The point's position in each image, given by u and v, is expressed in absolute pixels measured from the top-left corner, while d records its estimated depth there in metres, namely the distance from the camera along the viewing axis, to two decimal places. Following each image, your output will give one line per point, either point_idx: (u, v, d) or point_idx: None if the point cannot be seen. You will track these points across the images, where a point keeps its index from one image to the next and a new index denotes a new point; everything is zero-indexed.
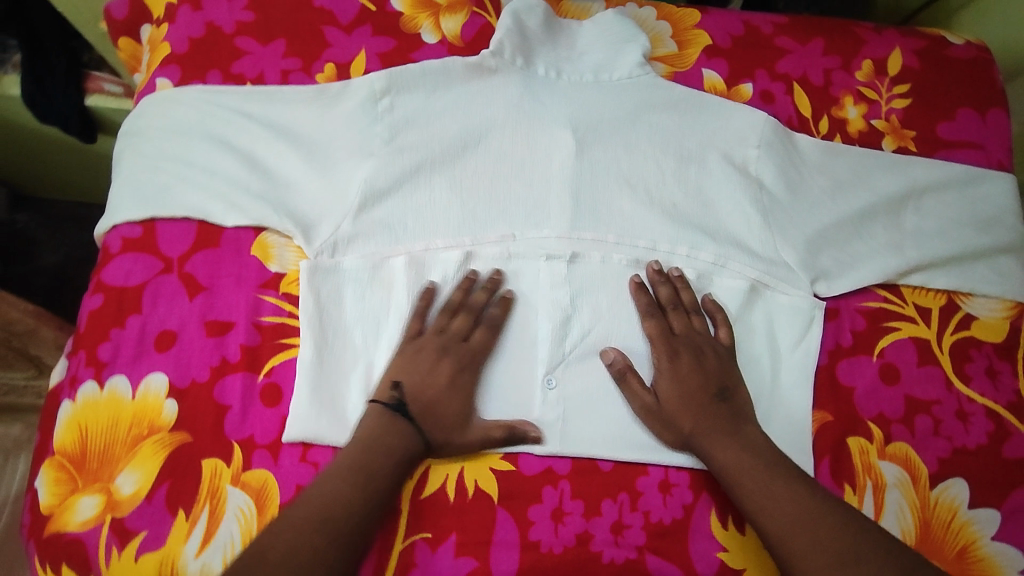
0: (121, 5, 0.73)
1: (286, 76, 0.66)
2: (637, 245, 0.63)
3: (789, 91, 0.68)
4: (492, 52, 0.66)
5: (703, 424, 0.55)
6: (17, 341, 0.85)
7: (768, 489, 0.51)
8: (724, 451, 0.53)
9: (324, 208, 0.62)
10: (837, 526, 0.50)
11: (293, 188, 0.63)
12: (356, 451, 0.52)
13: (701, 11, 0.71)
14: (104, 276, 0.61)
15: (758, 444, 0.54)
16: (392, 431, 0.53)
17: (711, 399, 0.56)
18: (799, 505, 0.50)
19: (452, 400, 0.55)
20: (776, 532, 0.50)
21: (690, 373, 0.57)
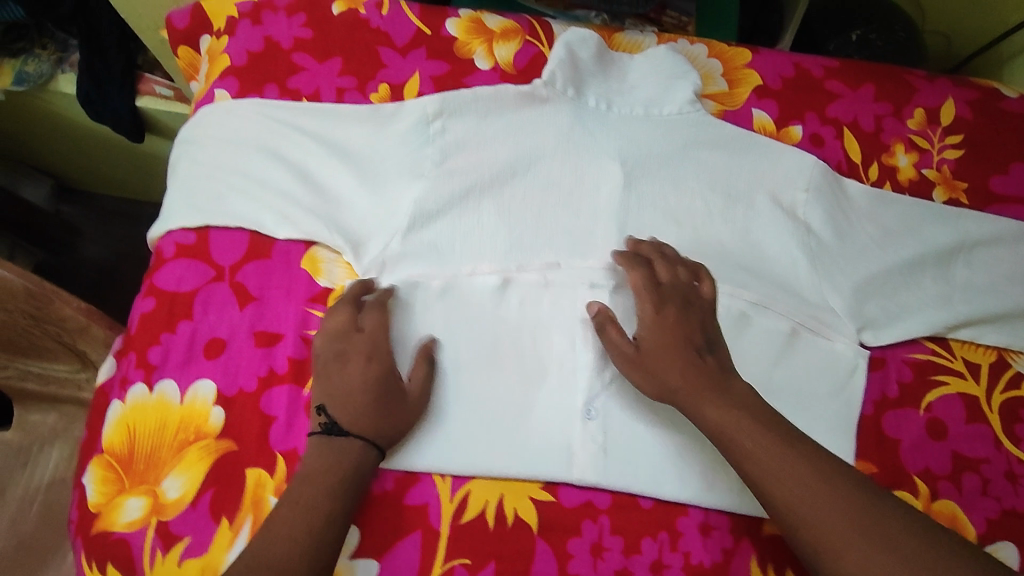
0: (184, 15, 0.74)
1: (340, 94, 0.67)
2: None
3: (839, 136, 0.68)
4: (544, 82, 0.66)
5: (695, 375, 0.54)
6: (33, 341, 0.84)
7: (770, 451, 0.50)
8: (722, 410, 0.52)
9: (372, 227, 0.62)
10: (846, 489, 0.48)
11: (341, 205, 0.63)
12: (302, 486, 0.51)
13: (752, 50, 0.71)
14: (156, 280, 0.61)
15: (752, 403, 0.53)
16: (329, 454, 0.52)
17: (697, 355, 0.55)
18: (803, 468, 0.49)
19: (373, 391, 0.55)
20: (783, 500, 0.49)
21: (678, 327, 0.56)
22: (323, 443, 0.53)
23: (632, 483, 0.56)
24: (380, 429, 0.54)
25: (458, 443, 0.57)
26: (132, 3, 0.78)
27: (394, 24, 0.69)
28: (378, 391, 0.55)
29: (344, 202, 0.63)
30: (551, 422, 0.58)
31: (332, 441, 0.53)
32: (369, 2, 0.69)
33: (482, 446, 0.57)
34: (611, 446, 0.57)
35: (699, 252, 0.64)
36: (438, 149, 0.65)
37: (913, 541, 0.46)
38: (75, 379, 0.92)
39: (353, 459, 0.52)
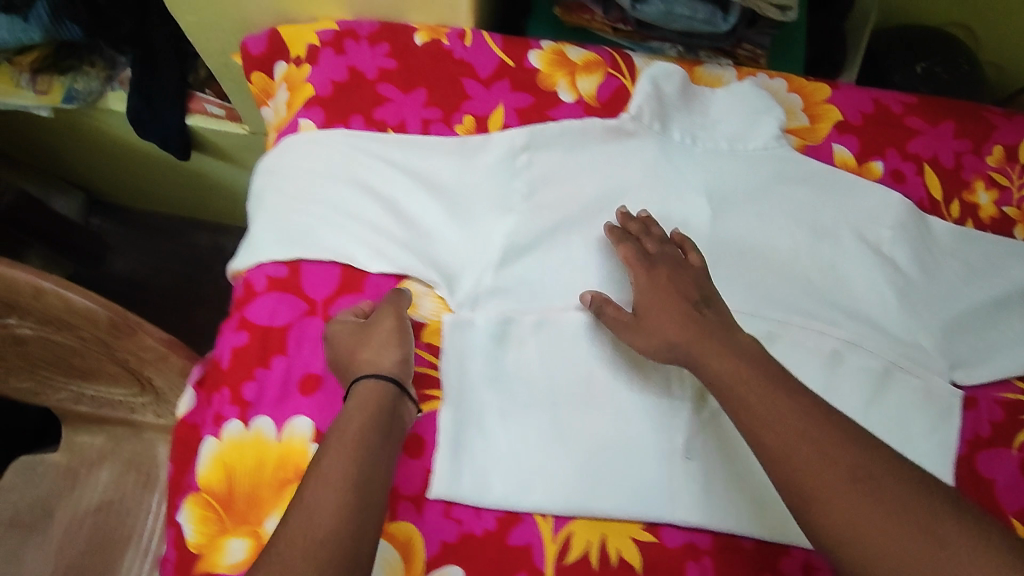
0: (260, 41, 0.72)
1: (426, 126, 0.66)
2: (772, 318, 0.63)
3: (919, 172, 0.69)
4: (632, 116, 0.66)
5: (687, 326, 0.56)
6: (68, 365, 0.82)
7: (769, 400, 0.50)
8: (722, 360, 0.53)
9: (463, 261, 0.63)
10: (840, 441, 0.48)
11: (433, 240, 0.63)
12: (337, 446, 0.50)
13: (831, 85, 0.71)
14: (249, 314, 0.61)
15: (751, 353, 0.54)
16: (354, 409, 0.52)
17: (689, 306, 0.57)
18: (800, 416, 0.49)
19: (364, 353, 0.56)
20: (776, 446, 0.49)
21: (670, 285, 0.58)
22: (349, 400, 0.53)
23: (734, 523, 0.57)
24: (385, 369, 0.55)
25: (560, 480, 0.57)
26: (203, 27, 0.77)
27: (477, 55, 0.68)
28: (380, 337, 0.56)
29: (435, 236, 0.64)
30: (649, 460, 0.59)
31: (353, 398, 0.53)
32: (451, 32, 0.69)
33: (580, 484, 0.57)
34: (710, 485, 0.58)
35: (787, 287, 0.65)
36: (526, 184, 0.65)
37: (908, 498, 0.45)
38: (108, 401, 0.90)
39: (384, 410, 0.52)
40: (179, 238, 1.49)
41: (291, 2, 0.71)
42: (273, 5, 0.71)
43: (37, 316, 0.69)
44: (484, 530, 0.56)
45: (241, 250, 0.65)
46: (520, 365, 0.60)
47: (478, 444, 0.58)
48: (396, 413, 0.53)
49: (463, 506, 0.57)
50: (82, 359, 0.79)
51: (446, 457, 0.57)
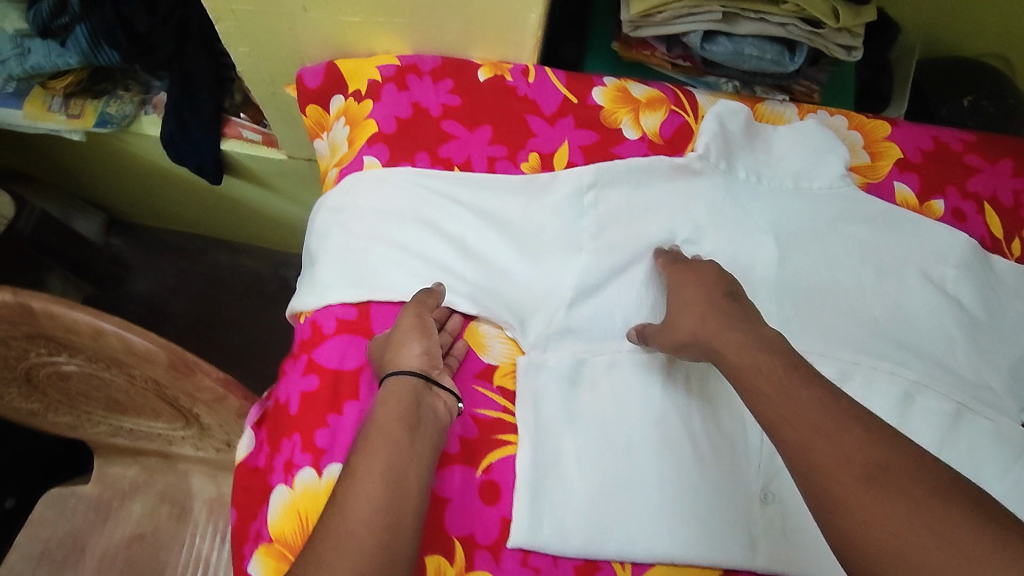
0: (316, 74, 0.72)
1: (492, 164, 0.66)
2: (841, 358, 0.63)
3: (980, 211, 0.69)
4: (700, 155, 0.66)
5: (706, 319, 0.55)
6: (105, 397, 0.79)
7: (795, 396, 0.48)
8: (753, 356, 0.51)
9: (533, 299, 0.62)
10: (865, 441, 0.45)
11: (502, 279, 0.63)
12: (370, 446, 0.50)
13: (891, 123, 0.72)
14: (317, 356, 0.60)
15: (773, 344, 0.52)
16: (383, 408, 0.52)
17: (717, 298, 0.56)
18: (823, 412, 0.46)
19: (394, 360, 0.55)
20: (798, 442, 0.46)
21: (693, 284, 0.58)
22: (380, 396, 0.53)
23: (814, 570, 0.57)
24: (409, 363, 0.55)
25: (639, 526, 0.57)
26: (255, 59, 0.76)
27: (541, 91, 0.68)
28: (406, 329, 0.56)
29: (503, 274, 0.63)
30: (726, 504, 0.58)
31: (379, 404, 0.53)
32: (515, 69, 0.69)
33: (655, 522, 0.57)
34: (790, 528, 0.58)
35: (855, 326, 0.65)
36: (594, 222, 0.64)
37: (929, 496, 0.41)
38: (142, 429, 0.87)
39: (413, 407, 0.52)
40: (194, 257, 1.44)
41: (350, 37, 0.70)
42: (331, 39, 0.71)
43: (86, 354, 0.66)
44: None
45: (306, 289, 0.64)
46: (594, 409, 0.60)
47: (555, 492, 0.57)
48: (427, 410, 0.53)
49: (542, 554, 0.56)
50: (122, 391, 0.76)
51: (525, 505, 0.56)
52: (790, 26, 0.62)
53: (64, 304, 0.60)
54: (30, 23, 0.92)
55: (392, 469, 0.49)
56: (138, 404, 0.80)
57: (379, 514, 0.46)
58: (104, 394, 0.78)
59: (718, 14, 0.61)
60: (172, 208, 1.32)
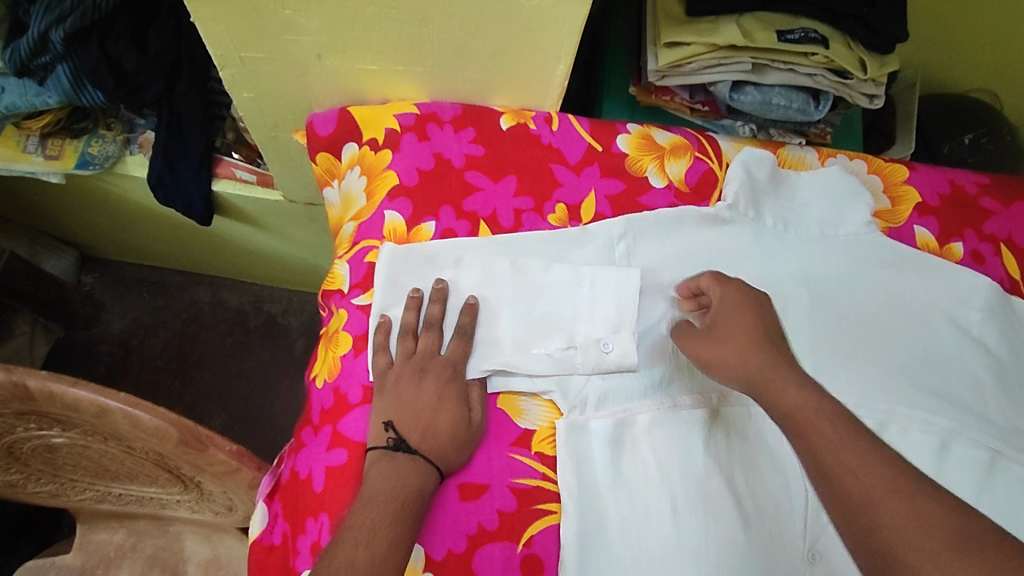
0: (329, 122, 0.70)
1: (518, 216, 0.64)
2: (877, 407, 0.62)
3: (997, 252, 0.70)
4: (728, 204, 0.65)
5: (754, 368, 0.50)
6: (91, 470, 0.71)
7: (842, 448, 0.43)
8: (802, 411, 0.46)
9: (580, 363, 0.59)
10: (913, 496, 0.40)
11: (546, 344, 0.60)
12: (378, 496, 0.50)
13: (908, 166, 0.73)
14: (341, 429, 0.56)
15: (820, 390, 0.47)
16: (392, 475, 0.51)
17: (766, 336, 0.51)
18: (866, 463, 0.42)
19: (441, 415, 0.54)
20: (849, 505, 0.41)
21: (738, 326, 0.52)
22: (382, 462, 0.52)
23: None
24: (438, 415, 0.54)
25: None
26: (260, 104, 0.74)
27: (565, 140, 0.68)
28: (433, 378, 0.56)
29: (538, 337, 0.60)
30: (772, 568, 0.55)
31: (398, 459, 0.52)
32: (538, 117, 0.68)
33: None
34: None
35: (887, 368, 0.63)
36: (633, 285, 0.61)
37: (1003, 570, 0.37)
38: (130, 499, 0.79)
39: (421, 474, 0.52)
40: (170, 291, 1.36)
41: (365, 84, 0.69)
42: (345, 86, 0.70)
43: (82, 428, 0.61)
44: None
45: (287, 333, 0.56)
46: (639, 472, 0.57)
47: (601, 563, 0.54)
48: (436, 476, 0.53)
49: None
50: (110, 462, 0.68)
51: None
52: (818, 76, 0.64)
53: (64, 381, 0.56)
54: (7, 62, 0.85)
55: (390, 531, 0.49)
56: (128, 475, 0.72)
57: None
58: (90, 467, 0.71)
59: (745, 65, 0.63)
60: (151, 246, 1.24)
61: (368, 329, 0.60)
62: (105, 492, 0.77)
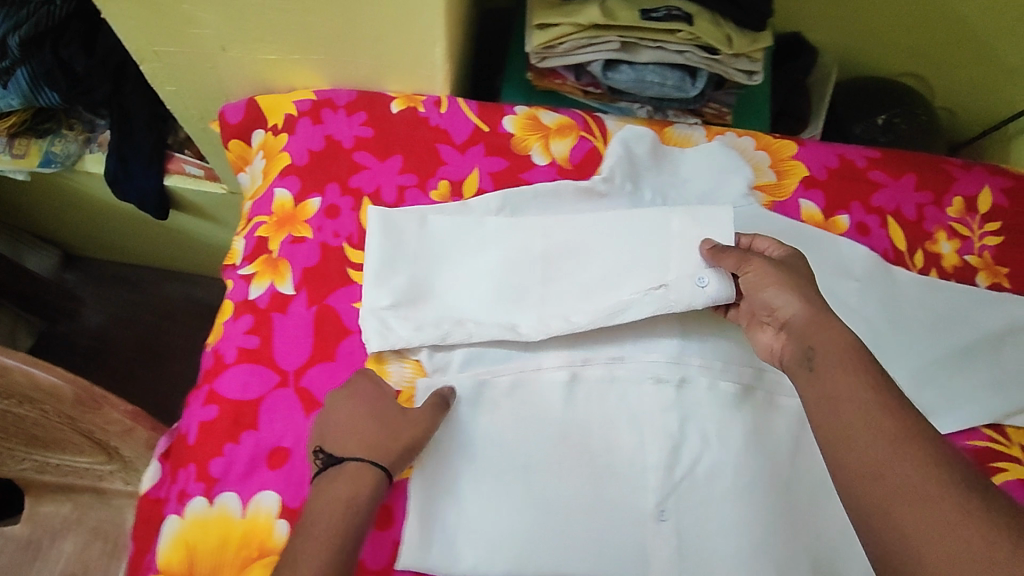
0: (238, 111, 0.75)
1: (402, 192, 0.68)
2: (744, 372, 0.63)
3: (883, 225, 0.71)
4: (604, 178, 0.68)
5: (793, 317, 0.54)
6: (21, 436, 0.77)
7: (865, 417, 0.45)
8: (839, 375, 0.48)
9: (676, 297, 0.60)
10: (922, 460, 0.42)
11: (551, 312, 0.63)
12: (316, 508, 0.50)
13: (798, 142, 0.74)
14: (218, 387, 0.60)
15: (859, 359, 0.49)
16: (323, 490, 0.51)
17: (813, 289, 0.55)
18: (881, 423, 0.45)
19: (367, 425, 0.55)
20: (863, 465, 0.44)
21: (777, 270, 0.56)
22: (316, 487, 0.52)
23: None
24: (362, 425, 0.55)
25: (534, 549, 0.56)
26: (183, 97, 0.79)
27: (452, 121, 0.71)
28: (355, 393, 0.57)
29: (614, 285, 0.64)
30: (618, 522, 0.58)
31: (331, 478, 0.52)
32: (427, 100, 0.71)
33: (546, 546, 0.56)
34: (685, 547, 0.57)
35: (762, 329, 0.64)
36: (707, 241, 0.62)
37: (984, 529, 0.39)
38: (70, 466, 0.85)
39: (351, 478, 0.52)
40: (145, 287, 1.44)
41: (270, 74, 0.73)
42: (253, 76, 0.74)
43: None
44: None
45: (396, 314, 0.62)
46: (496, 430, 0.60)
47: (448, 512, 0.57)
48: (375, 471, 0.53)
49: None
50: (34, 427, 0.74)
51: (414, 527, 0.56)
52: (689, 52, 0.65)
53: None
54: None
55: (330, 536, 0.48)
56: (56, 442, 0.78)
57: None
58: (20, 433, 0.76)
59: (614, 43, 0.65)
60: (124, 243, 1.32)
61: (249, 296, 0.64)
62: (44, 460, 0.83)
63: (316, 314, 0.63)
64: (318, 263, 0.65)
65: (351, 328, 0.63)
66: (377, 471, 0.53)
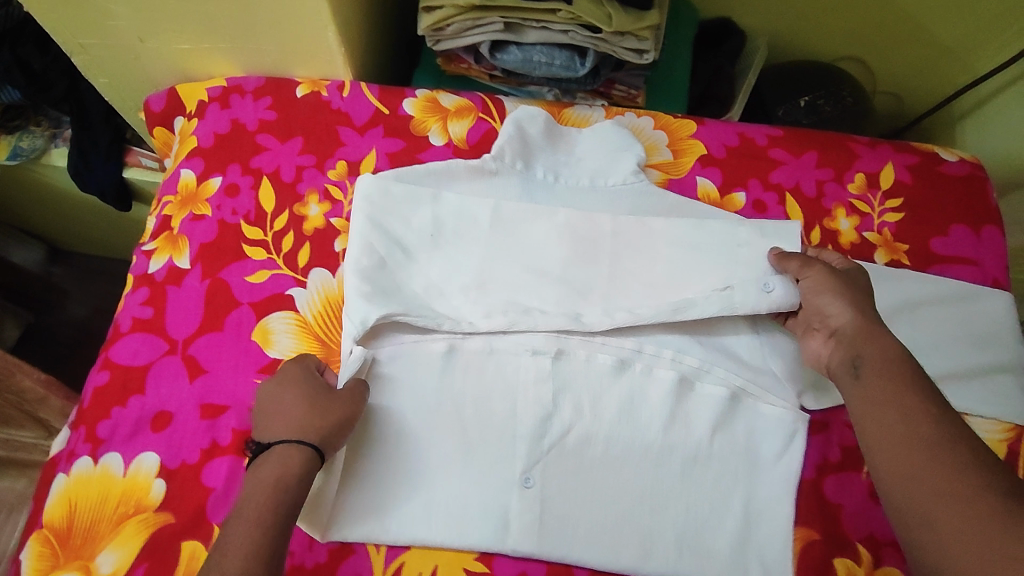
0: (161, 99, 0.79)
1: (300, 172, 0.70)
2: (622, 346, 0.64)
3: (781, 202, 0.70)
4: (494, 156, 0.69)
5: (844, 326, 0.57)
6: None
7: (903, 425, 0.50)
8: (883, 385, 0.52)
9: (741, 300, 0.61)
10: (954, 467, 0.46)
11: (613, 305, 0.65)
12: (244, 495, 0.51)
13: (698, 122, 0.74)
14: (112, 354, 0.63)
15: (906, 371, 0.53)
16: (253, 474, 0.52)
17: (865, 302, 0.58)
18: (918, 430, 0.49)
19: (295, 407, 0.55)
20: (903, 472, 0.48)
21: (834, 280, 0.59)
22: (248, 475, 0.53)
23: (567, 554, 0.57)
24: (291, 409, 0.55)
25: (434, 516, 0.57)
26: (117, 89, 0.83)
27: (354, 104, 0.73)
28: (287, 381, 0.58)
29: (680, 286, 0.65)
30: (486, 489, 0.59)
31: (261, 462, 0.53)
32: (331, 85, 0.74)
33: (453, 515, 0.58)
34: (547, 514, 0.58)
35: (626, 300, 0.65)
36: (774, 249, 0.65)
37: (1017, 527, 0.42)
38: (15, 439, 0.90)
39: (279, 459, 0.53)
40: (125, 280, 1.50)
41: (188, 63, 0.76)
42: (174, 65, 0.77)
43: None
44: (315, 563, 0.57)
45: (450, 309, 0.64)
46: (411, 408, 0.61)
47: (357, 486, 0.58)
48: (305, 451, 0.53)
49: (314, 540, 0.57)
50: None
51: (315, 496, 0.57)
52: (573, 32, 0.67)
53: None
54: None
55: (261, 514, 0.49)
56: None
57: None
58: None
59: (498, 25, 0.66)
60: (100, 236, 1.39)
61: (148, 270, 0.67)
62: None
63: (208, 287, 0.66)
64: (214, 239, 0.67)
65: (240, 299, 0.65)
66: (307, 451, 0.54)
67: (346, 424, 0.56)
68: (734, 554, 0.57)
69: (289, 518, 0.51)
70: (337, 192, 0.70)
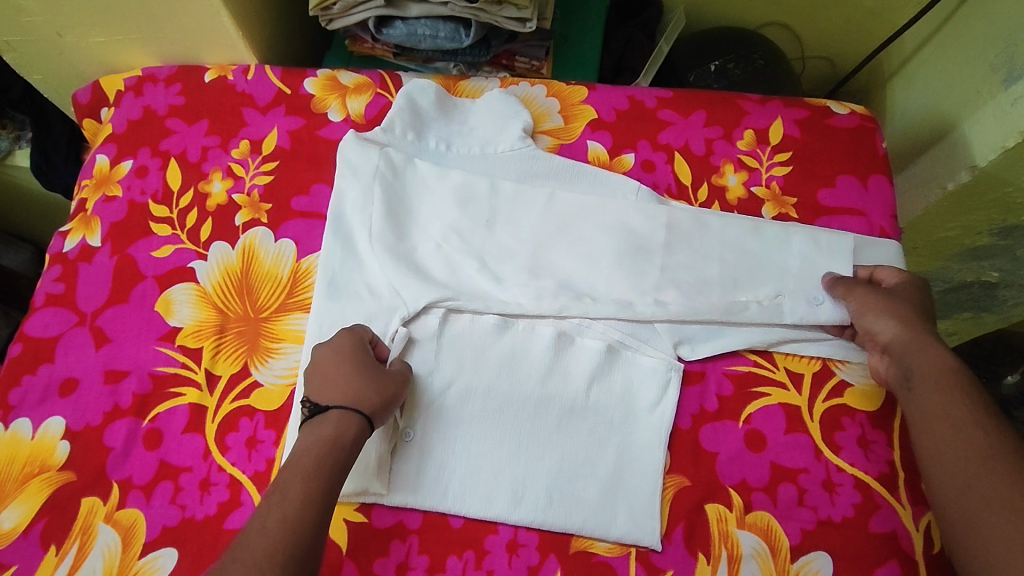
0: (86, 91, 0.83)
1: (205, 152, 0.74)
2: (503, 304, 0.64)
3: (670, 160, 0.71)
4: (385, 128, 0.71)
5: (894, 343, 0.59)
6: None
7: (954, 432, 0.53)
8: (937, 396, 0.55)
9: (791, 309, 0.63)
10: (993, 473, 0.50)
11: (657, 298, 0.65)
12: (301, 454, 0.52)
13: (590, 87, 0.75)
14: (27, 327, 0.68)
15: (957, 383, 0.56)
16: (311, 432, 0.54)
17: (912, 315, 0.60)
18: (965, 440, 0.52)
19: (349, 377, 0.56)
20: (949, 478, 0.52)
21: (881, 299, 0.61)
22: (304, 432, 0.54)
23: (439, 503, 0.59)
24: (348, 381, 0.56)
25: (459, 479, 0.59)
26: (51, 84, 0.88)
27: (257, 86, 0.76)
28: (340, 348, 0.58)
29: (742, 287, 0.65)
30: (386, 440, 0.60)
31: (315, 425, 0.54)
32: (237, 69, 0.77)
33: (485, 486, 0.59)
34: (424, 465, 0.60)
35: (520, 256, 0.67)
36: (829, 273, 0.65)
37: None
38: None
39: (337, 422, 0.54)
40: None
41: (108, 55, 0.81)
42: (95, 58, 0.82)
43: None
44: (204, 515, 0.59)
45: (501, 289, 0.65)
46: (451, 391, 0.62)
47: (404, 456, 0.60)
48: (358, 420, 0.55)
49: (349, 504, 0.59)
50: None
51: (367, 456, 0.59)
52: (451, 3, 0.69)
53: None
54: None
55: (318, 471, 0.51)
56: None
57: (306, 527, 0.48)
58: None
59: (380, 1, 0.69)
60: None
61: (63, 249, 0.71)
62: None
63: (116, 263, 0.69)
64: (124, 218, 0.71)
65: (145, 273, 0.69)
66: (358, 420, 0.55)
67: (393, 400, 0.58)
68: (603, 500, 0.59)
69: (339, 477, 0.52)
70: (239, 169, 0.73)
